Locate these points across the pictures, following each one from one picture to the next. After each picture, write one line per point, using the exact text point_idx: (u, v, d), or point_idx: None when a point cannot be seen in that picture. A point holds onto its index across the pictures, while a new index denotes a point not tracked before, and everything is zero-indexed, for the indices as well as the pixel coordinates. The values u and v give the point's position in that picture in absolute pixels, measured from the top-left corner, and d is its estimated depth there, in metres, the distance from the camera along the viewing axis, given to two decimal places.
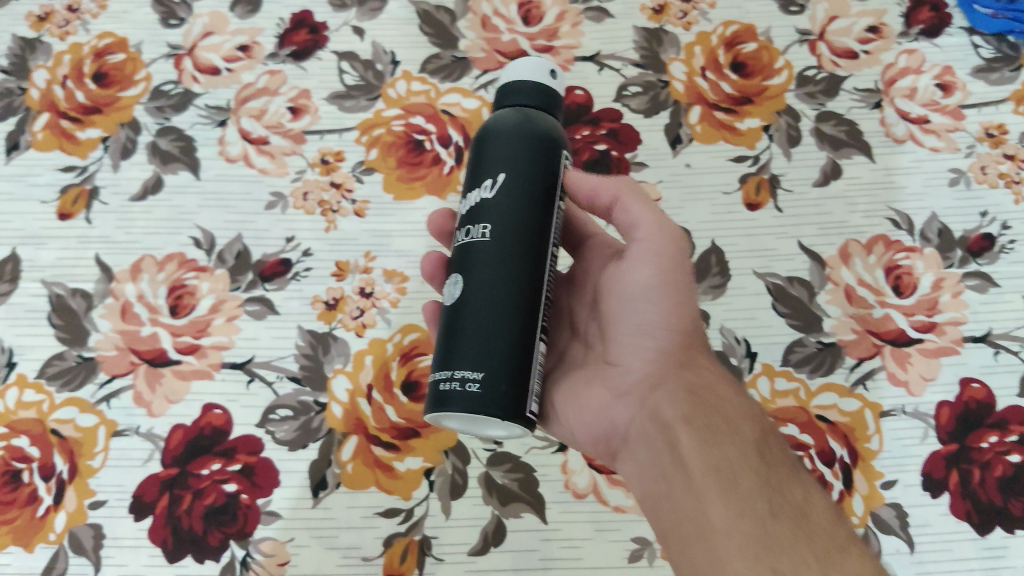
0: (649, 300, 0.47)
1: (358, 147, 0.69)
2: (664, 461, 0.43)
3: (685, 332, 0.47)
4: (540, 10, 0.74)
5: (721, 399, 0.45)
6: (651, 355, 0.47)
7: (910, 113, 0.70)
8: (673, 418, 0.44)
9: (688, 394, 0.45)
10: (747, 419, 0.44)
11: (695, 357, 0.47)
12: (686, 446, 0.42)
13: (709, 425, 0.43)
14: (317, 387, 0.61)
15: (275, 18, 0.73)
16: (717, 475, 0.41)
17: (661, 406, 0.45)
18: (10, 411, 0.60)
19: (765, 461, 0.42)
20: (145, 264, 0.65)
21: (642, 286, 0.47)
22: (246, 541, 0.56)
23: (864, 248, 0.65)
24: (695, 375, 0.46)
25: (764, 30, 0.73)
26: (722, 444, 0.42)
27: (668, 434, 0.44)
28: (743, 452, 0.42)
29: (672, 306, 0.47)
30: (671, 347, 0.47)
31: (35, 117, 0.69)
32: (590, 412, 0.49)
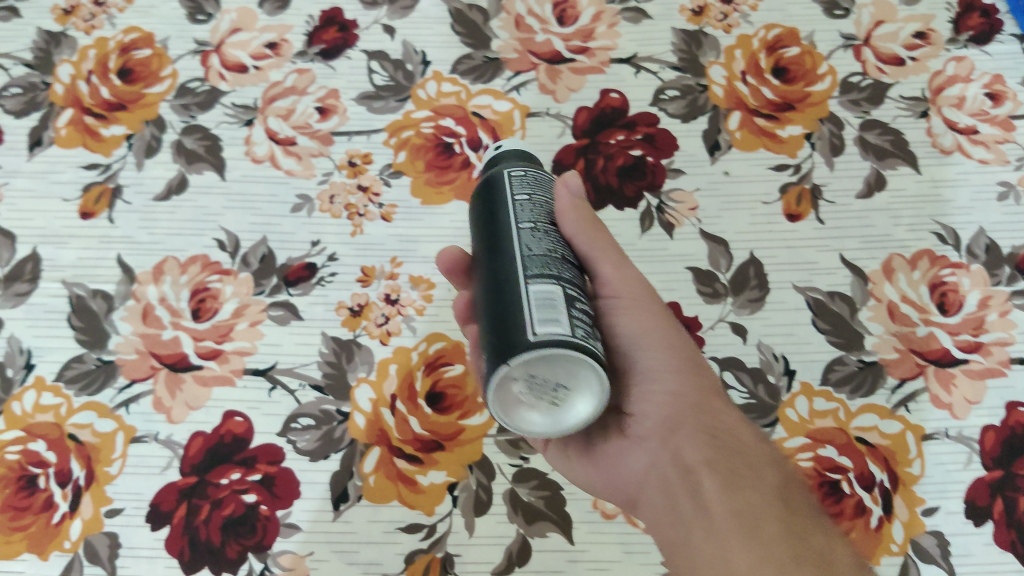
0: (645, 344, 0.44)
1: (386, 150, 0.67)
2: (683, 508, 0.41)
3: (695, 378, 0.44)
4: (576, 10, 0.71)
5: (743, 441, 0.42)
6: (660, 402, 0.43)
7: (957, 123, 0.67)
8: (693, 463, 0.42)
9: (709, 437, 0.42)
10: (769, 463, 0.42)
11: (712, 399, 0.44)
12: (708, 492, 0.40)
13: (732, 469, 0.41)
14: (340, 396, 0.59)
15: (304, 15, 0.72)
16: (739, 520, 0.38)
17: (680, 450, 0.42)
18: (28, 414, 0.59)
19: (791, 509, 0.39)
20: (167, 266, 0.63)
21: (629, 337, 0.44)
22: (264, 554, 0.55)
23: (908, 263, 0.63)
24: (714, 415, 0.43)
25: (807, 34, 0.70)
26: (746, 488, 0.40)
27: (689, 478, 0.41)
28: (767, 497, 0.40)
29: (669, 350, 0.44)
30: (683, 393, 0.44)
31: (59, 113, 0.68)
32: (606, 461, 0.46)
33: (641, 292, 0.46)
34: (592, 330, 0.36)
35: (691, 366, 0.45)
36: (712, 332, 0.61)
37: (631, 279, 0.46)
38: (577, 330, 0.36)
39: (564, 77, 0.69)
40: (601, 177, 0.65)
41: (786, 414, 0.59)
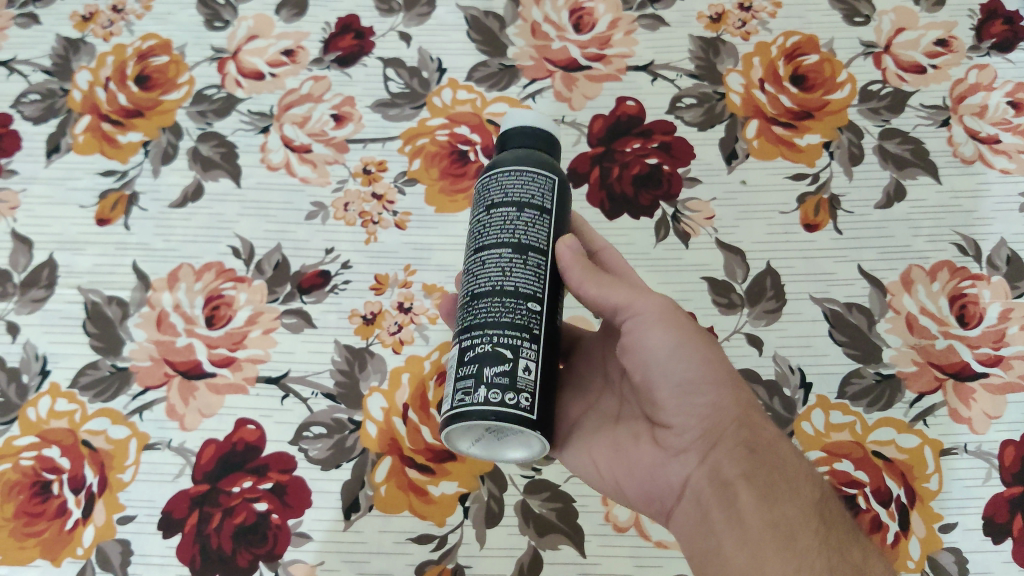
0: (681, 357, 0.43)
1: (401, 157, 0.67)
2: (716, 519, 0.41)
3: (734, 390, 0.43)
4: (592, 17, 0.71)
5: (783, 455, 0.42)
6: (700, 415, 0.43)
7: (979, 132, 0.66)
8: (731, 477, 0.41)
9: (748, 451, 0.42)
10: (808, 477, 0.42)
11: (753, 412, 0.43)
12: (746, 506, 0.40)
13: (771, 481, 0.41)
14: (352, 404, 0.59)
15: (321, 22, 0.72)
16: (775, 532, 0.39)
17: (718, 464, 0.42)
18: (42, 420, 0.59)
19: (826, 522, 0.40)
20: (182, 273, 0.63)
21: (663, 350, 0.43)
22: (275, 563, 0.55)
23: (928, 274, 0.62)
24: (755, 428, 0.43)
25: (827, 42, 0.70)
26: (784, 502, 0.40)
27: (726, 491, 0.41)
28: (805, 511, 0.40)
29: (706, 361, 0.43)
30: (724, 406, 0.43)
31: (77, 119, 0.69)
32: (642, 470, 0.46)
33: (674, 309, 0.44)
34: (470, 384, 0.38)
35: (731, 379, 0.44)
36: (728, 343, 0.60)
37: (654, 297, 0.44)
38: (458, 395, 0.39)
39: (579, 84, 0.69)
40: (616, 187, 0.65)
41: (802, 427, 0.58)
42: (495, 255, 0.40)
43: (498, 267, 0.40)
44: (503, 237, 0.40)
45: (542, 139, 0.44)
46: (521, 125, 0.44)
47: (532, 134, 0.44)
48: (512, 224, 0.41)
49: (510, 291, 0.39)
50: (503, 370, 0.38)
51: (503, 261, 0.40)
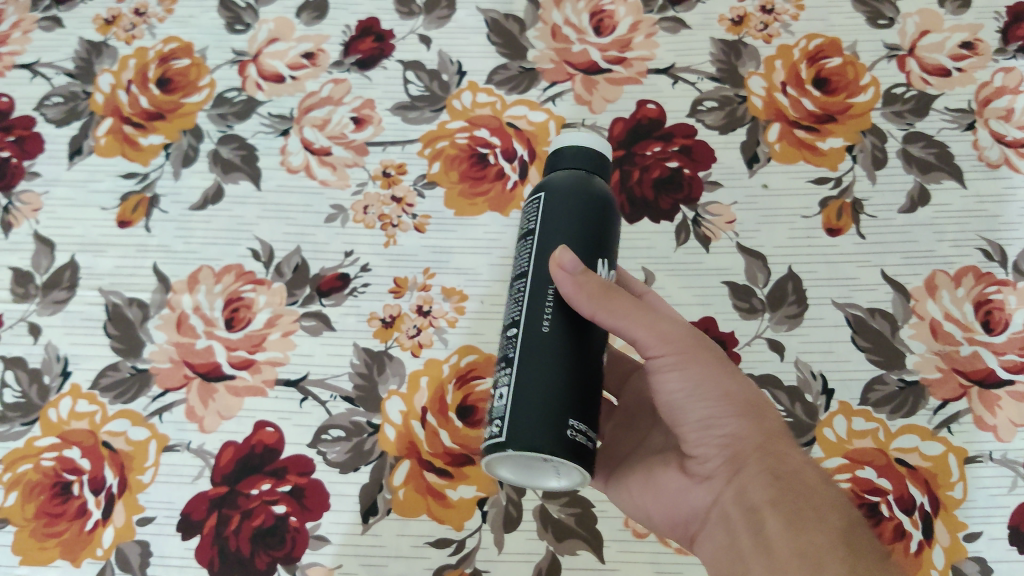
0: (699, 397, 0.42)
1: (421, 160, 0.67)
2: (744, 546, 0.40)
3: (756, 420, 0.42)
4: (613, 20, 0.71)
5: (810, 481, 0.41)
6: (720, 444, 0.43)
7: (1005, 136, 0.65)
8: (758, 502, 0.40)
9: (772, 477, 0.41)
10: (837, 503, 0.40)
11: (779, 440, 0.42)
12: (771, 530, 0.39)
13: (797, 508, 0.39)
14: (370, 408, 0.59)
15: (341, 26, 0.72)
16: (801, 558, 0.37)
17: (745, 489, 0.41)
18: (63, 421, 0.59)
19: (855, 550, 0.37)
20: (202, 275, 0.64)
21: (681, 392, 0.43)
22: (293, 566, 0.55)
23: (952, 280, 0.61)
24: (780, 456, 0.42)
25: (850, 44, 0.69)
26: (811, 527, 0.38)
27: (753, 517, 0.40)
28: (833, 537, 0.38)
29: (723, 397, 0.42)
30: (744, 436, 0.42)
31: (99, 122, 0.69)
32: (670, 496, 0.46)
33: (693, 342, 0.43)
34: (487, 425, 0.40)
35: (753, 410, 0.43)
36: (749, 348, 0.60)
37: (670, 333, 0.42)
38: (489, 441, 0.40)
39: (600, 87, 0.68)
40: (636, 190, 0.65)
41: (824, 434, 0.57)
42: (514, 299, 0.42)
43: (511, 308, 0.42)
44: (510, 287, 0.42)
45: (569, 154, 0.42)
46: (560, 148, 0.43)
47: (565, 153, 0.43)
48: (517, 267, 0.42)
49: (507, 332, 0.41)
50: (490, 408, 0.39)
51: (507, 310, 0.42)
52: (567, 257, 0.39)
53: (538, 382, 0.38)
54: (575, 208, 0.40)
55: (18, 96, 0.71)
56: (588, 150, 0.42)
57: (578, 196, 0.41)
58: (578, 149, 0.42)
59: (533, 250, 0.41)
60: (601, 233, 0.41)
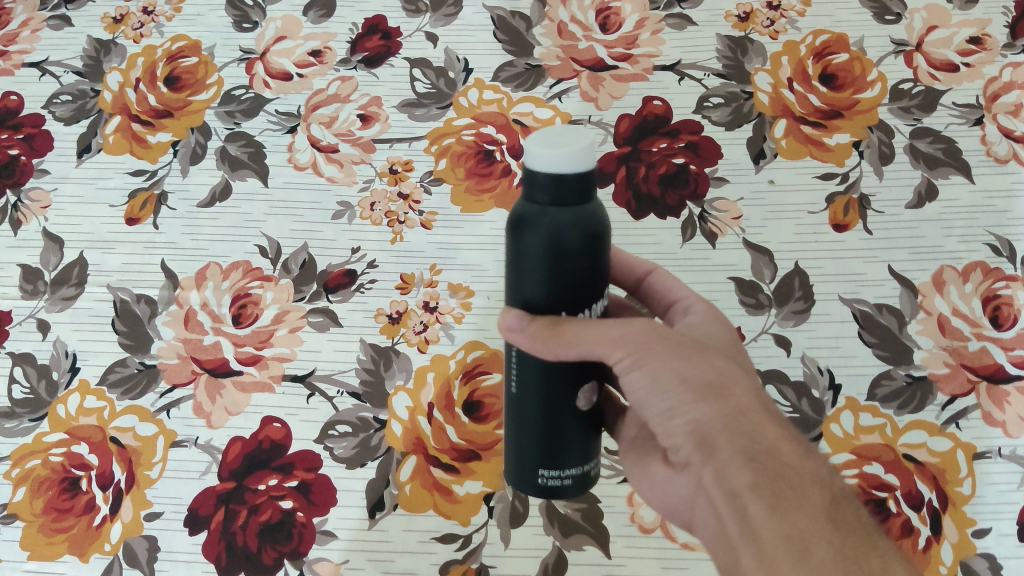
0: (657, 390, 0.39)
1: (427, 157, 0.67)
2: (731, 533, 0.38)
3: (722, 401, 0.39)
4: (619, 17, 0.70)
5: (785, 459, 0.38)
6: (687, 431, 0.39)
7: (1013, 131, 0.65)
8: (737, 486, 0.37)
9: (748, 459, 0.37)
10: (814, 479, 0.38)
11: (750, 415, 0.39)
12: (755, 518, 0.36)
13: (778, 490, 0.37)
14: (377, 403, 0.59)
15: (348, 24, 0.72)
16: (789, 547, 0.35)
17: (720, 473, 0.38)
18: (71, 417, 0.60)
19: (840, 529, 0.36)
20: (210, 272, 0.64)
21: (643, 387, 0.40)
22: (300, 561, 0.55)
23: (960, 275, 0.61)
24: (750, 434, 0.38)
25: (857, 40, 0.69)
26: (794, 511, 0.36)
27: (734, 503, 0.37)
28: (817, 519, 0.36)
29: (682, 384, 0.39)
30: (708, 419, 0.38)
31: (108, 120, 0.70)
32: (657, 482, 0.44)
33: (646, 330, 0.40)
34: None
35: (717, 390, 0.39)
36: (755, 344, 0.60)
37: (624, 332, 0.39)
38: None
39: (606, 84, 0.68)
40: (642, 187, 0.65)
41: (830, 429, 0.57)
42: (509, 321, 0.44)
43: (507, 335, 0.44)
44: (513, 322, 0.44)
45: (533, 182, 0.37)
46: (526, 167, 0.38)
47: (531, 179, 0.38)
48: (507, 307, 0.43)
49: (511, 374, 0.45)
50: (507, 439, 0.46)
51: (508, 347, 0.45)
52: (511, 323, 0.40)
53: (522, 439, 0.43)
54: (528, 262, 0.38)
55: (27, 94, 0.71)
56: (547, 181, 0.37)
57: (530, 244, 0.38)
58: (537, 179, 0.37)
59: (512, 297, 0.41)
60: (563, 276, 0.38)
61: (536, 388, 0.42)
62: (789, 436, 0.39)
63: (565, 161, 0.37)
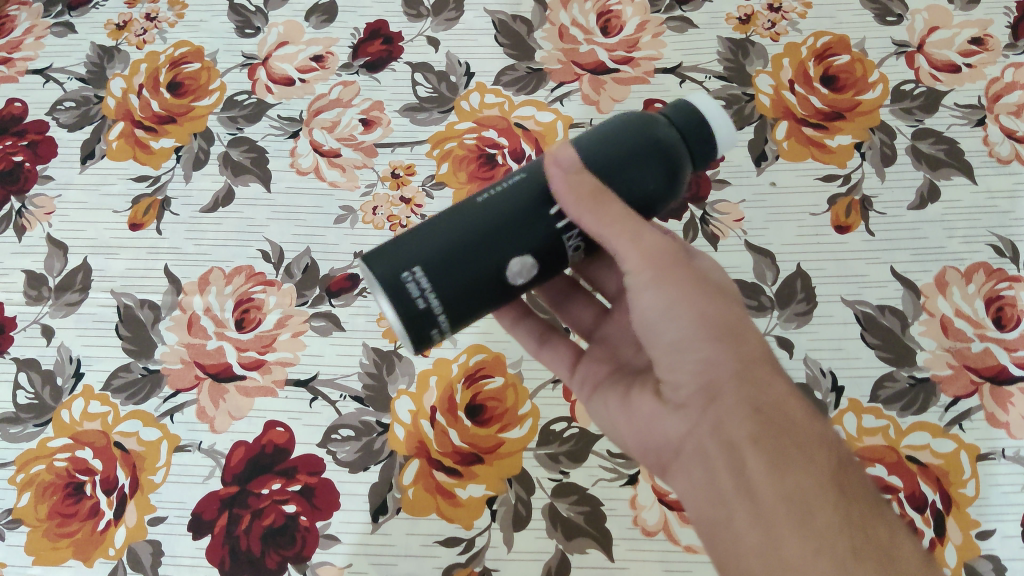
0: (673, 317, 0.42)
1: (429, 161, 0.67)
2: (725, 485, 0.40)
3: (735, 345, 0.41)
4: (620, 20, 0.71)
5: (792, 418, 0.40)
6: (694, 370, 0.42)
7: (1016, 131, 0.65)
8: (738, 438, 0.40)
9: (754, 410, 0.40)
10: (820, 441, 0.40)
11: (760, 367, 0.41)
12: (754, 470, 0.39)
13: (782, 446, 0.39)
14: (380, 407, 0.59)
15: (350, 29, 0.73)
16: (791, 508, 0.38)
17: (723, 420, 0.41)
18: (75, 422, 0.60)
19: (844, 494, 0.39)
20: (213, 277, 0.64)
21: (657, 309, 0.43)
22: (303, 565, 0.55)
23: (963, 276, 0.61)
24: (761, 385, 0.41)
25: (858, 42, 0.69)
26: (796, 470, 0.39)
27: (732, 454, 0.40)
28: (820, 480, 0.39)
29: (700, 318, 0.42)
30: (720, 363, 0.41)
31: (111, 126, 0.70)
32: (643, 420, 0.46)
33: (669, 257, 0.43)
34: None
35: (731, 334, 0.42)
36: None
37: (651, 247, 0.42)
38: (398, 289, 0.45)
39: (607, 87, 0.68)
40: None
41: (833, 431, 0.57)
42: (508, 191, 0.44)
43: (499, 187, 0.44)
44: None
45: (690, 125, 0.43)
46: (693, 106, 0.43)
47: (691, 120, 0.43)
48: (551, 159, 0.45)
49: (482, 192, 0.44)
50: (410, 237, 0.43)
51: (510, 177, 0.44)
52: (562, 157, 0.41)
53: (431, 243, 0.41)
54: (635, 147, 0.41)
55: (30, 101, 0.71)
56: (702, 134, 0.43)
57: (647, 148, 0.41)
58: (699, 123, 0.43)
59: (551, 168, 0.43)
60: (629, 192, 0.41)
61: (511, 219, 0.41)
62: (798, 394, 0.42)
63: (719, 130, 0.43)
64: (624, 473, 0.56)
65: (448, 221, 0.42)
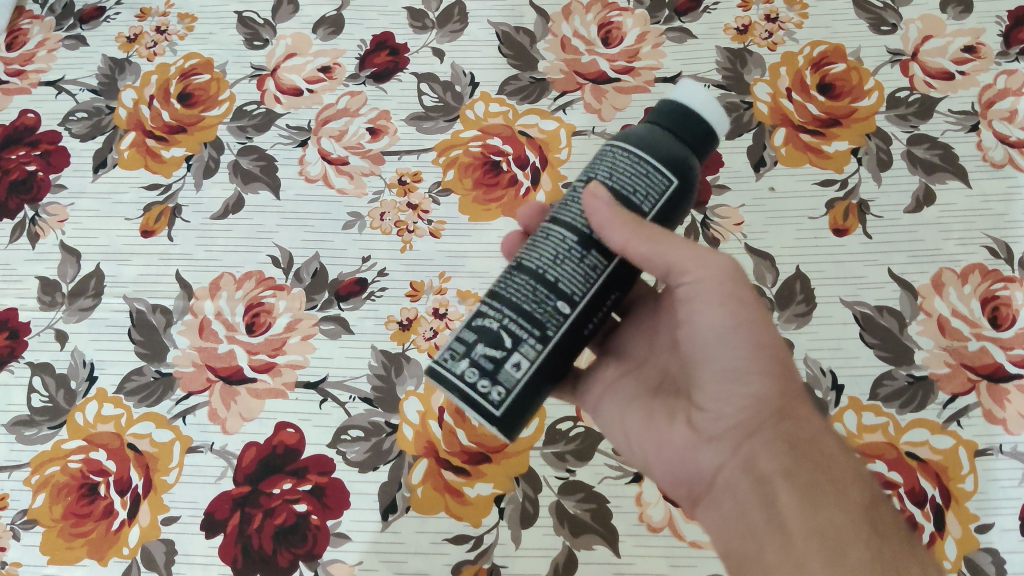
0: (730, 341, 0.42)
1: (435, 168, 0.68)
2: (757, 520, 0.40)
3: (782, 380, 0.43)
4: (620, 32, 0.73)
5: (825, 453, 0.41)
6: (739, 403, 0.43)
7: (1009, 136, 0.66)
8: (769, 472, 0.41)
9: (790, 445, 0.41)
10: (855, 478, 0.41)
11: (798, 403, 0.43)
12: (785, 504, 0.40)
13: (812, 481, 0.40)
14: (389, 408, 0.60)
15: (357, 40, 0.74)
16: (819, 540, 0.38)
17: (758, 456, 0.42)
18: (89, 424, 0.61)
19: (876, 528, 0.38)
20: (224, 282, 0.65)
21: (718, 329, 0.43)
22: (315, 563, 0.56)
23: (959, 277, 0.62)
24: (796, 422, 0.42)
25: (853, 50, 0.71)
26: (827, 504, 0.39)
27: (765, 488, 0.41)
28: (852, 515, 0.39)
29: (756, 348, 0.42)
30: (765, 396, 0.42)
31: (123, 136, 0.71)
32: (675, 454, 0.46)
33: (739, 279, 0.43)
34: (460, 350, 0.40)
35: (782, 369, 0.43)
36: None
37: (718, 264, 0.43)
38: (444, 354, 0.41)
39: (608, 96, 0.70)
40: None
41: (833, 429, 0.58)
42: (560, 239, 0.42)
43: (558, 248, 0.41)
44: (564, 218, 0.42)
45: (685, 118, 0.42)
46: (680, 101, 0.43)
47: (678, 113, 0.43)
48: None
49: (550, 282, 0.40)
50: (496, 357, 0.40)
51: (566, 249, 0.41)
52: (600, 196, 0.41)
53: (542, 392, 0.41)
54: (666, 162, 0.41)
55: (43, 112, 0.73)
56: (700, 125, 0.43)
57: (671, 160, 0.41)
58: (690, 114, 0.43)
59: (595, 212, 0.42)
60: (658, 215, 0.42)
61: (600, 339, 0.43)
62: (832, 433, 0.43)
63: (714, 121, 0.43)
64: (630, 471, 0.57)
65: (560, 358, 0.41)
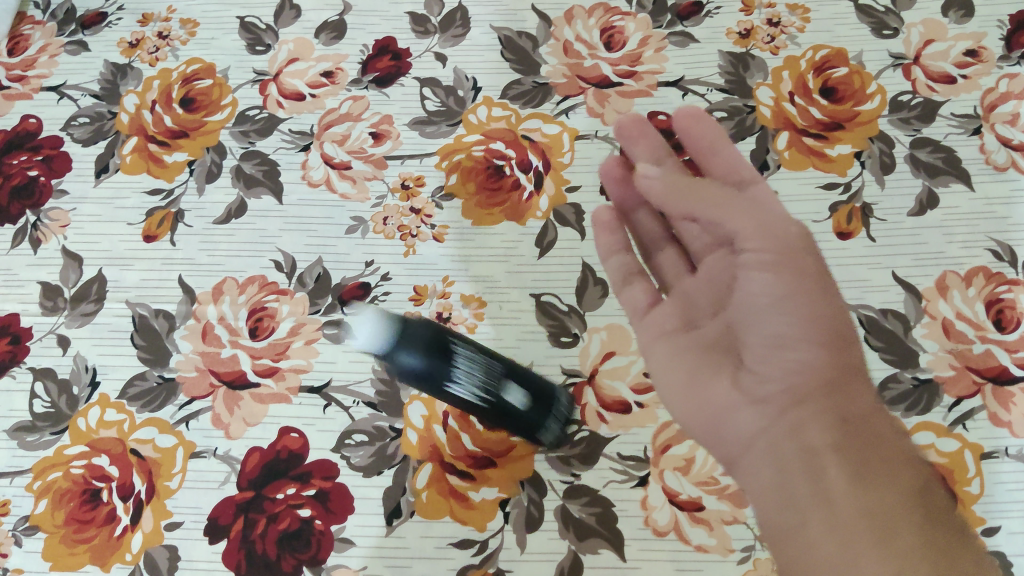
0: (782, 311, 0.49)
1: (438, 172, 0.68)
2: (805, 488, 0.45)
3: (835, 353, 0.48)
4: (622, 36, 0.73)
5: (877, 433, 0.46)
6: (787, 369, 0.48)
7: (1012, 139, 0.66)
8: (819, 445, 0.46)
9: (839, 421, 0.46)
10: (904, 460, 0.46)
11: (850, 383, 0.48)
12: (835, 480, 0.45)
13: (864, 458, 0.45)
14: (393, 412, 0.60)
15: (359, 45, 0.74)
16: (869, 519, 0.43)
17: (807, 426, 0.47)
18: (92, 429, 0.60)
19: (927, 510, 0.43)
20: (226, 287, 0.65)
21: (768, 298, 0.49)
22: (319, 568, 0.56)
23: (963, 280, 0.62)
24: (847, 397, 0.47)
25: (855, 54, 0.71)
26: (876, 482, 0.44)
27: (813, 459, 0.46)
28: (904, 497, 0.44)
29: (808, 318, 0.48)
30: (813, 364, 0.48)
31: (125, 141, 0.71)
32: (712, 409, 0.50)
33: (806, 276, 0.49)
34: None
35: (835, 342, 0.48)
36: None
37: (776, 235, 0.50)
38: None
39: (611, 100, 0.70)
40: None
41: None
42: None
43: None
44: None
45: None
46: None
47: None
48: None
49: None
50: None
51: None
52: None
53: None
54: None
55: (45, 117, 0.73)
56: None
57: None
58: None
59: None
60: None
61: None
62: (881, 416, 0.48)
63: None
64: (635, 475, 0.57)
65: None
